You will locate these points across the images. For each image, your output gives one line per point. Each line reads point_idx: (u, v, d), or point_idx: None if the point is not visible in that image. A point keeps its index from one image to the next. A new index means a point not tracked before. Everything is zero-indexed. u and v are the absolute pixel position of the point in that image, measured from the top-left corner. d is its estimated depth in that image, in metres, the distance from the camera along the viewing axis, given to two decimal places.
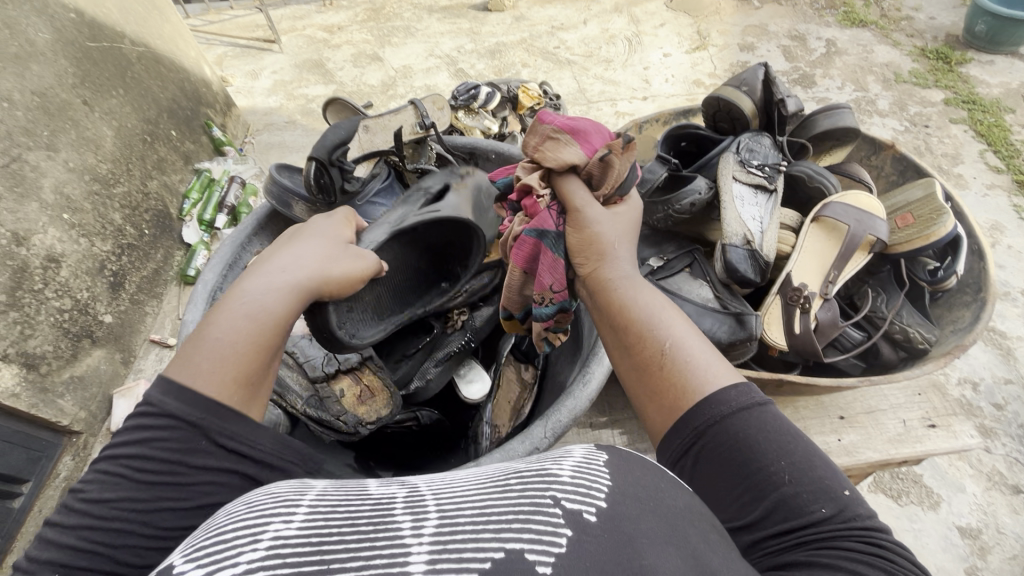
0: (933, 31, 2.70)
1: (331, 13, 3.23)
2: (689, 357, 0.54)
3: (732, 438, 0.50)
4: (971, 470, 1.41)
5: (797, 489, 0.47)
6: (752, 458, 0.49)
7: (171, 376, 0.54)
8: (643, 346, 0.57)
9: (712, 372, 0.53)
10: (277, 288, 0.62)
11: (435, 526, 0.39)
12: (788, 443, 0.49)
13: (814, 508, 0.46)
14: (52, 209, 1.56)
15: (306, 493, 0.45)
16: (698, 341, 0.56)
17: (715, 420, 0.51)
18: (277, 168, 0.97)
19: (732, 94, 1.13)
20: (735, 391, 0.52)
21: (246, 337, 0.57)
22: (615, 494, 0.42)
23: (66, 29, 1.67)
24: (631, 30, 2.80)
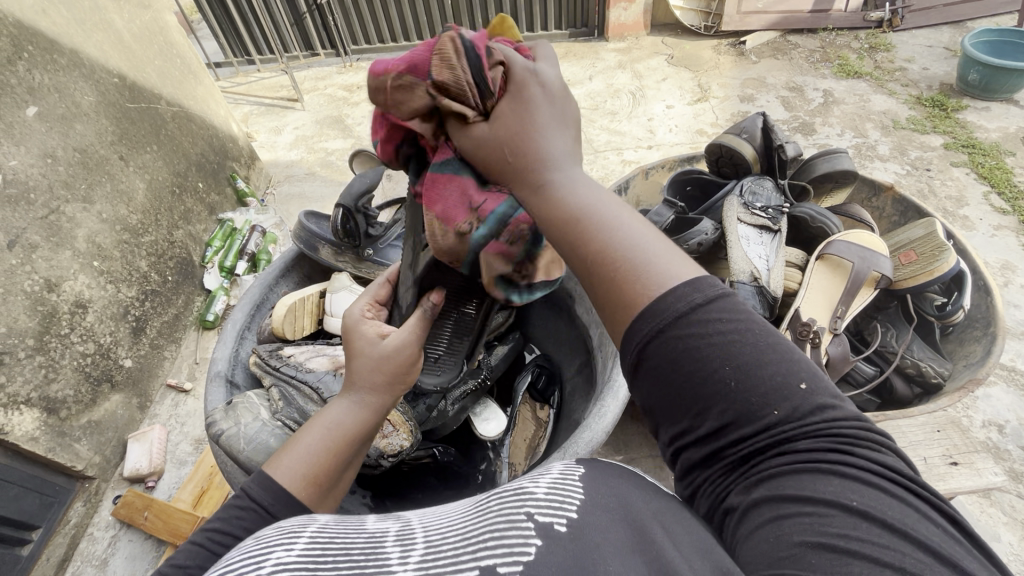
0: (927, 81, 2.81)
1: (351, 74, 3.45)
2: (640, 257, 0.45)
3: (686, 349, 0.42)
4: (1004, 517, 1.35)
5: (764, 370, 0.42)
6: (701, 368, 0.42)
7: (265, 473, 0.59)
8: (579, 252, 0.46)
9: (671, 267, 0.45)
10: (358, 397, 0.66)
11: (420, 555, 0.41)
12: (750, 326, 0.43)
13: (789, 396, 0.41)
14: (83, 257, 1.64)
15: (311, 523, 0.46)
16: (650, 233, 0.46)
17: (682, 314, 0.43)
18: (305, 215, 1.01)
19: (733, 141, 1.18)
20: (693, 285, 0.43)
21: (331, 442, 0.62)
22: (587, 507, 0.43)
23: (109, 92, 1.80)
24: (634, 85, 2.95)
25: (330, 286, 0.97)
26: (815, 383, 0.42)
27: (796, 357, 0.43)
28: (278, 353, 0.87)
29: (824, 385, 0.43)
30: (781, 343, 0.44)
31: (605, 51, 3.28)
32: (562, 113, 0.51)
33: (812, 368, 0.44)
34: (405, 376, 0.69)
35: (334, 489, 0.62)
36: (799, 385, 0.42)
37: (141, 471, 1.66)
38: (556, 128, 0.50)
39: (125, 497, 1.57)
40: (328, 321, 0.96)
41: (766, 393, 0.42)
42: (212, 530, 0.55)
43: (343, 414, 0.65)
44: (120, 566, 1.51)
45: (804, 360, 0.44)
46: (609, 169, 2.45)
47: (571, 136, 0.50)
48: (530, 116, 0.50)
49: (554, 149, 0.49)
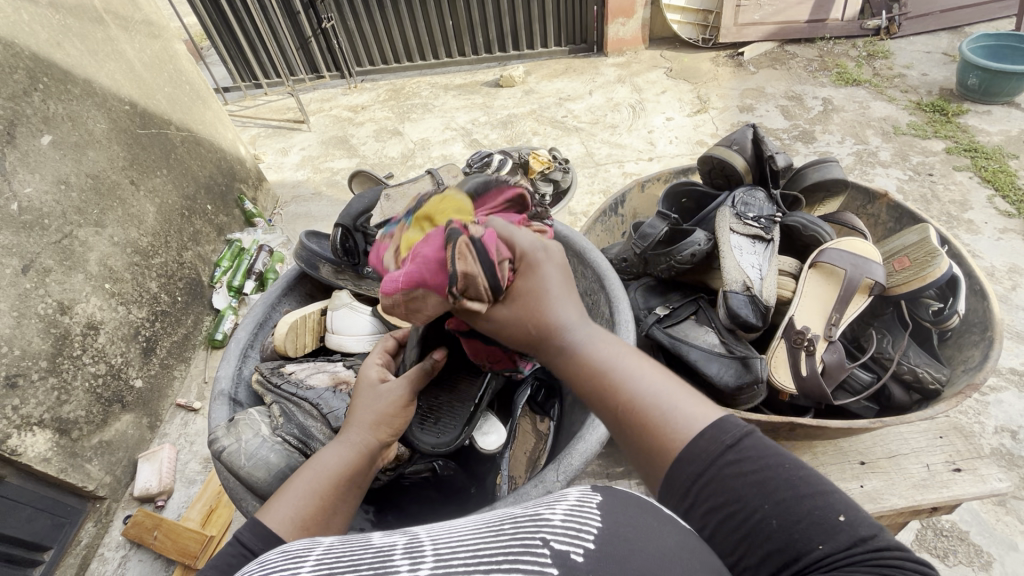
0: (927, 86, 2.82)
1: (355, 95, 3.53)
2: (661, 402, 0.56)
3: (727, 484, 0.50)
4: (1021, 525, 1.34)
5: (801, 505, 0.49)
6: (740, 510, 0.50)
7: (259, 519, 0.60)
8: (611, 402, 0.59)
9: (691, 410, 0.55)
10: (349, 440, 0.69)
11: (431, 567, 0.41)
12: (775, 465, 0.51)
13: (834, 531, 0.47)
14: (95, 280, 1.67)
15: (316, 546, 0.47)
16: (669, 386, 0.57)
17: (712, 462, 0.52)
18: (305, 234, 1.03)
19: (724, 153, 1.20)
20: (720, 427, 0.53)
21: (317, 487, 0.64)
22: (605, 536, 0.43)
23: (120, 119, 1.86)
24: (634, 98, 2.99)
25: (331, 304, 0.98)
26: (852, 515, 0.48)
27: (832, 503, 0.49)
28: (279, 371, 0.88)
29: (861, 517, 0.48)
30: (818, 477, 0.51)
31: (604, 66, 3.33)
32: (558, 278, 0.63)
33: (850, 498, 0.49)
34: (394, 419, 0.71)
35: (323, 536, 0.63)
36: (838, 517, 0.48)
37: (150, 491, 1.67)
38: (566, 300, 0.63)
39: (135, 517, 1.59)
40: (329, 339, 0.97)
41: (808, 527, 0.48)
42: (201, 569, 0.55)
43: (331, 460, 0.67)
44: None
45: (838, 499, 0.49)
46: (610, 182, 2.47)
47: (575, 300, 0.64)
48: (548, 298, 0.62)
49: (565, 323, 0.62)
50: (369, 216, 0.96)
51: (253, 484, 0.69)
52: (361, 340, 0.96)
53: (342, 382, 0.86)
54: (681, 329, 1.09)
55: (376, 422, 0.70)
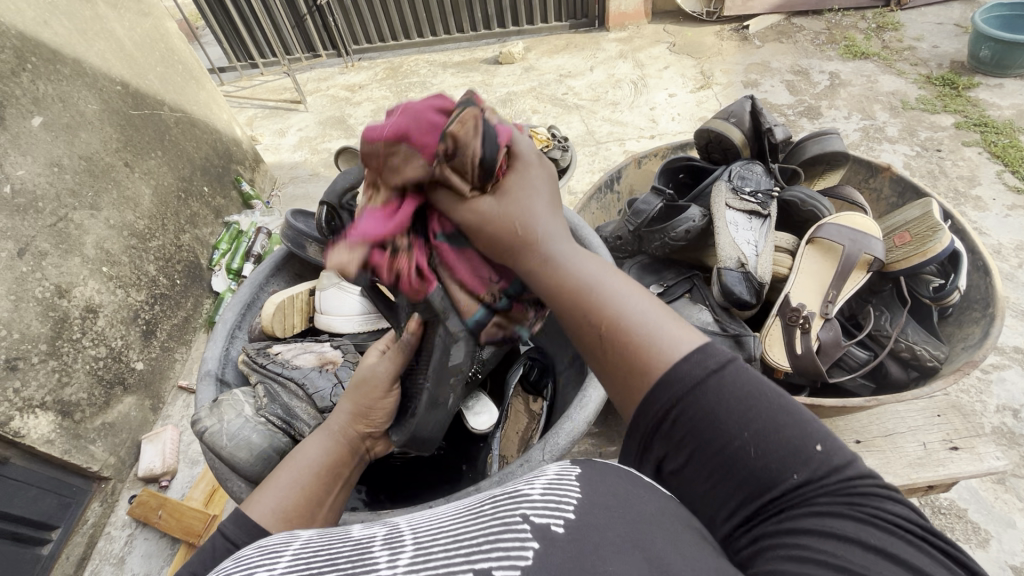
0: (937, 59, 2.74)
1: (353, 74, 3.47)
2: (648, 326, 0.48)
3: (705, 409, 0.46)
4: (1019, 502, 1.33)
5: (781, 433, 0.45)
6: (715, 437, 0.46)
7: (240, 510, 0.58)
8: (591, 320, 0.50)
9: (675, 334, 0.48)
10: (328, 432, 0.70)
11: (410, 557, 0.41)
12: (757, 393, 0.46)
13: (808, 460, 0.45)
14: (92, 263, 1.67)
15: (294, 540, 0.47)
16: (655, 307, 0.50)
17: (697, 383, 0.46)
18: (292, 213, 1.01)
19: (722, 126, 1.17)
20: (705, 350, 0.47)
21: (301, 478, 0.64)
22: (585, 507, 0.43)
23: (112, 99, 1.83)
24: (636, 74, 2.92)
25: (319, 283, 0.97)
26: (827, 437, 0.46)
27: (806, 429, 0.46)
28: (266, 351, 0.88)
29: (835, 439, 0.46)
30: (789, 403, 0.47)
31: (605, 41, 3.25)
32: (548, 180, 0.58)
33: (826, 427, 0.47)
34: (373, 409, 0.73)
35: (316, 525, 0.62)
36: (815, 446, 0.46)
37: (154, 471, 1.69)
38: (554, 214, 0.55)
39: (139, 497, 1.61)
40: (318, 319, 0.97)
41: (786, 457, 0.45)
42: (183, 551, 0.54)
43: (312, 453, 0.67)
44: (137, 564, 1.55)
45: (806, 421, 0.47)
46: (611, 160, 2.43)
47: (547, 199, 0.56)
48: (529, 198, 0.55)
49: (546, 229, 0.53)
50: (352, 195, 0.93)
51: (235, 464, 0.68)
52: (349, 319, 0.95)
53: (329, 361, 0.87)
54: (674, 308, 1.07)
55: (355, 416, 0.72)
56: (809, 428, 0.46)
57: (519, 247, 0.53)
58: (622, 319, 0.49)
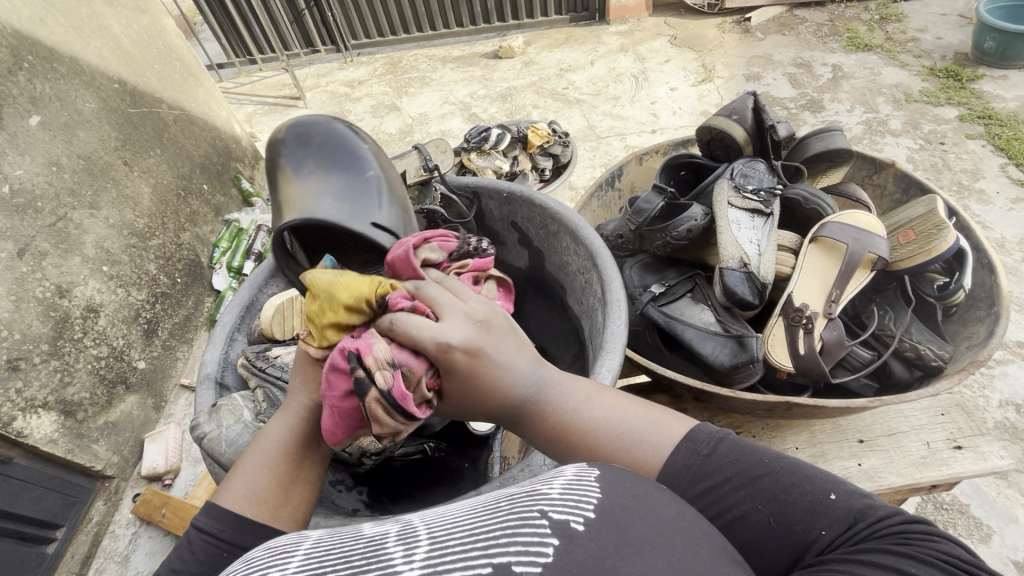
0: (941, 51, 2.71)
1: (352, 69, 3.45)
2: (628, 437, 0.56)
3: (725, 488, 0.53)
4: (1022, 498, 1.33)
5: (791, 496, 0.52)
6: (738, 510, 0.52)
7: (212, 502, 0.58)
8: (581, 453, 0.56)
9: (658, 438, 0.56)
10: (282, 410, 0.66)
11: (425, 552, 0.40)
12: (755, 461, 0.54)
13: (832, 514, 0.49)
14: (92, 262, 1.66)
15: (304, 540, 0.47)
16: (634, 415, 0.57)
17: (697, 471, 0.54)
18: (291, 214, 1.01)
19: (724, 123, 1.16)
20: (693, 439, 0.55)
21: (266, 459, 0.62)
22: (606, 507, 0.43)
23: (110, 98, 1.82)
24: (637, 68, 2.90)
25: None
26: (840, 485, 0.52)
27: (820, 484, 0.52)
28: (265, 355, 0.87)
29: (852, 487, 0.51)
30: (797, 463, 0.53)
31: (606, 34, 3.23)
32: (504, 329, 0.57)
33: (835, 476, 0.52)
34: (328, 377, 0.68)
35: (287, 506, 0.61)
36: (830, 496, 0.51)
37: (158, 470, 1.70)
38: (514, 352, 0.57)
39: (143, 495, 1.62)
40: None
41: (806, 518, 0.50)
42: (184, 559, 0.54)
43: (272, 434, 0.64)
44: (141, 562, 1.56)
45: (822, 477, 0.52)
46: (612, 155, 2.41)
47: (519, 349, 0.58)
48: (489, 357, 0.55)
49: (518, 371, 0.56)
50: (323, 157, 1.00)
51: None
52: None
53: None
54: (676, 308, 1.07)
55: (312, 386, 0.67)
56: (824, 481, 0.52)
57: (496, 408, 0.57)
58: (610, 436, 0.56)
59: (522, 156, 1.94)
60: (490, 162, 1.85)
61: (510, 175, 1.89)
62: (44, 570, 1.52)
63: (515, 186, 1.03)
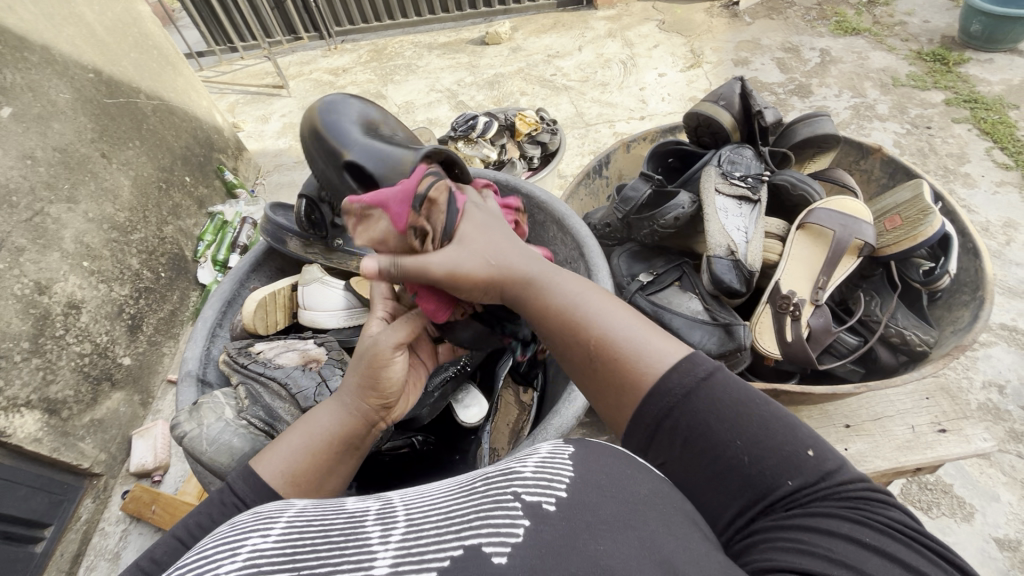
0: (928, 34, 2.71)
1: (335, 57, 3.38)
2: (626, 336, 0.54)
3: (697, 415, 0.50)
4: (1004, 477, 1.36)
5: (772, 438, 0.49)
6: (709, 445, 0.50)
7: (247, 468, 0.58)
8: (580, 341, 0.56)
9: (662, 346, 0.53)
10: (344, 401, 0.65)
11: (401, 534, 0.40)
12: (745, 400, 0.51)
13: (801, 468, 0.48)
14: (72, 258, 1.63)
15: (288, 508, 0.45)
16: (638, 323, 0.55)
17: (685, 394, 0.51)
18: (271, 207, 0.99)
19: (711, 109, 1.15)
20: (690, 361, 0.52)
21: (310, 444, 0.62)
22: (577, 486, 0.43)
23: (85, 88, 1.77)
24: (625, 53, 2.87)
25: (302, 279, 0.95)
26: (817, 443, 0.50)
27: (799, 436, 0.50)
28: (247, 351, 0.86)
29: (828, 446, 0.50)
30: (784, 414, 0.51)
31: (594, 19, 3.19)
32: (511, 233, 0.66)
33: (816, 433, 0.51)
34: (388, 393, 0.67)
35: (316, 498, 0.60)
36: (807, 451, 0.49)
37: (146, 466, 1.68)
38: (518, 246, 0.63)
39: (132, 492, 1.60)
40: (301, 315, 0.96)
41: (779, 463, 0.48)
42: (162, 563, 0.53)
43: (326, 419, 0.64)
44: (133, 559, 1.55)
45: (798, 425, 0.51)
46: (601, 142, 2.40)
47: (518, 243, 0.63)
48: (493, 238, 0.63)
49: (516, 258, 0.61)
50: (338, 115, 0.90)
51: (218, 469, 0.68)
52: (333, 315, 0.94)
53: (312, 360, 0.85)
54: (664, 296, 1.07)
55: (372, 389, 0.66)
56: (801, 430, 0.50)
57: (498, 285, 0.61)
58: (607, 332, 0.55)
59: (510, 144, 1.91)
60: (478, 150, 1.83)
61: (497, 164, 1.87)
62: (34, 569, 1.50)
63: (501, 173, 1.01)
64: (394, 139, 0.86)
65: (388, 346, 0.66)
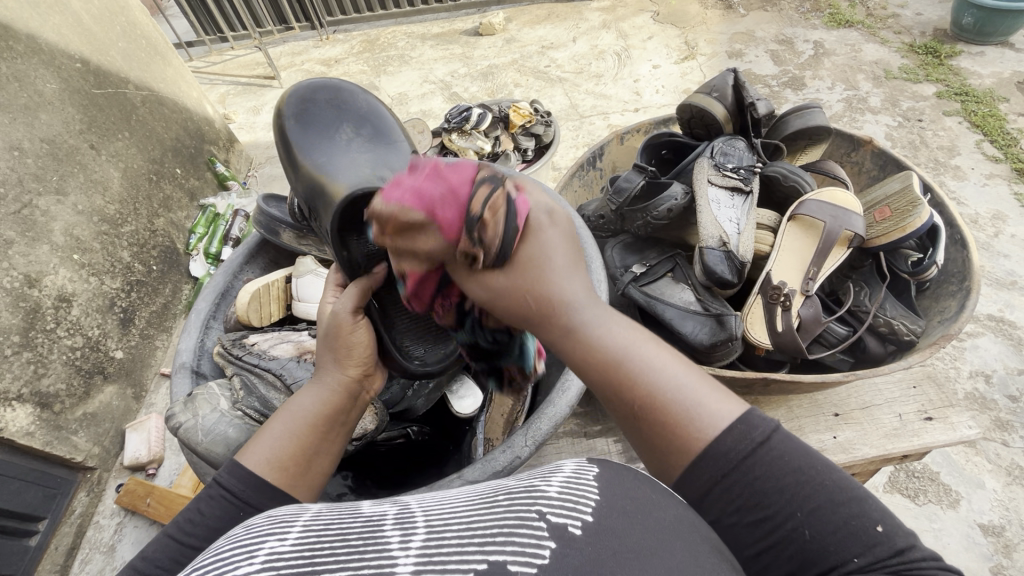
0: (920, 27, 2.72)
1: (328, 47, 3.34)
2: (682, 398, 0.50)
3: (753, 482, 0.48)
4: (989, 464, 1.39)
5: (836, 513, 0.47)
6: (765, 512, 0.48)
7: (235, 460, 0.57)
8: (625, 395, 0.51)
9: (716, 409, 0.49)
10: (322, 381, 0.66)
11: (422, 540, 0.40)
12: (805, 470, 0.48)
13: (871, 543, 0.46)
14: (62, 250, 1.61)
15: (304, 512, 0.46)
16: (689, 376, 0.51)
17: (741, 460, 0.48)
18: (264, 198, 0.98)
19: (704, 101, 1.15)
20: (748, 422, 0.49)
21: (294, 428, 0.61)
22: (603, 509, 0.44)
23: (72, 78, 1.74)
24: (619, 45, 2.86)
25: (295, 271, 0.96)
26: (887, 518, 0.47)
27: (867, 514, 0.47)
28: (241, 342, 0.86)
29: (901, 523, 0.47)
30: (851, 485, 0.48)
31: (588, 10, 3.17)
32: (569, 257, 0.54)
33: (883, 501, 0.48)
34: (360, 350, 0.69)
35: (306, 476, 0.60)
36: (877, 527, 0.46)
37: (141, 460, 1.68)
38: (575, 272, 0.54)
39: (127, 485, 1.60)
40: (295, 307, 0.96)
41: (843, 539, 0.46)
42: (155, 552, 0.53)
43: (305, 402, 0.64)
44: (127, 551, 1.55)
45: (867, 499, 0.48)
46: (595, 134, 2.40)
47: (574, 263, 0.54)
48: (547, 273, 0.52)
49: (570, 294, 0.52)
50: (317, 113, 0.95)
51: (213, 460, 0.67)
52: None
53: (307, 351, 0.85)
54: (657, 287, 1.07)
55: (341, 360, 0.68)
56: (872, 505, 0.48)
57: (543, 321, 0.52)
58: (662, 388, 0.50)
59: (504, 136, 1.91)
60: (472, 142, 1.82)
61: (491, 156, 1.86)
62: (28, 563, 1.50)
63: None
64: (344, 151, 0.89)
65: (348, 315, 0.69)
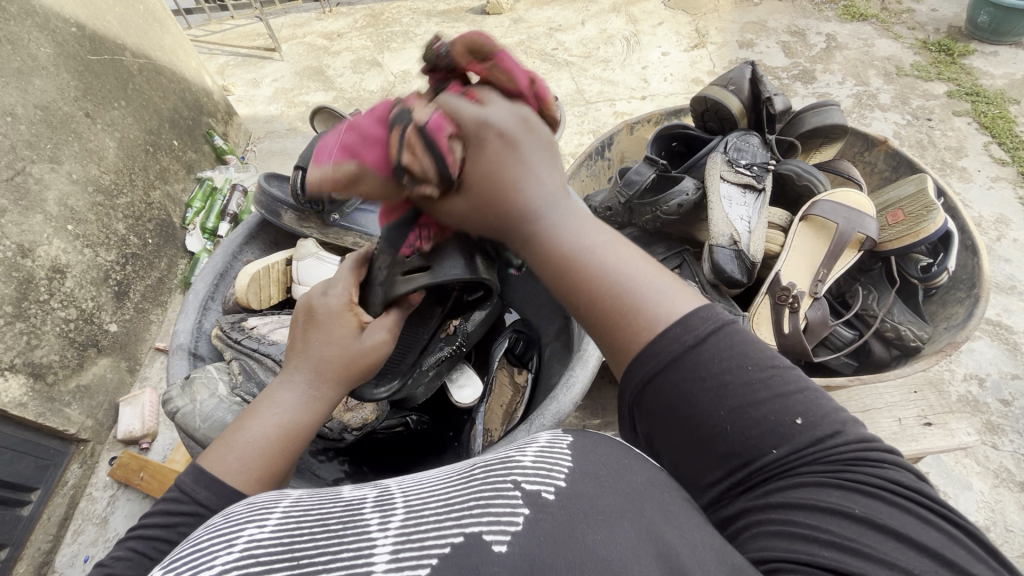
0: (935, 24, 2.68)
1: (331, 20, 3.26)
2: (638, 288, 0.49)
3: (682, 391, 0.47)
4: (978, 467, 1.41)
5: (780, 397, 0.47)
6: (695, 416, 0.48)
7: (197, 464, 0.56)
8: (577, 285, 0.50)
9: (671, 298, 0.49)
10: (314, 392, 0.62)
11: (400, 521, 0.40)
12: (738, 362, 0.47)
13: (788, 436, 0.46)
14: (56, 221, 1.58)
15: (283, 499, 0.45)
16: (651, 272, 0.50)
17: (675, 358, 0.47)
18: (265, 177, 0.96)
19: (720, 93, 1.13)
20: (698, 314, 0.48)
21: (275, 441, 0.59)
22: (576, 476, 0.44)
23: (67, 43, 1.68)
24: (629, 30, 2.80)
25: (296, 253, 0.95)
26: (811, 412, 0.46)
27: (789, 411, 0.47)
28: (240, 325, 0.85)
29: (825, 411, 0.47)
30: (772, 381, 0.47)
31: None
32: (543, 141, 0.54)
33: (808, 399, 0.47)
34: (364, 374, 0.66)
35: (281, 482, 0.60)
36: (795, 420, 0.46)
37: (134, 433, 1.68)
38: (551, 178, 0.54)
39: (120, 458, 1.60)
40: (296, 290, 0.95)
41: (780, 418, 0.46)
42: (142, 541, 0.52)
43: (289, 408, 0.61)
44: (121, 524, 1.56)
45: (782, 388, 0.47)
46: (600, 121, 2.36)
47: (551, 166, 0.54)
48: (517, 157, 0.52)
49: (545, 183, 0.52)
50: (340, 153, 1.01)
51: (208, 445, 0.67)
52: None
53: None
54: None
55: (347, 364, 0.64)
56: (796, 401, 0.47)
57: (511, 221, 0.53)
58: (600, 269, 0.50)
59: None
60: None
61: None
62: (21, 532, 1.51)
63: None
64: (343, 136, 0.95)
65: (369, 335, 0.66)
